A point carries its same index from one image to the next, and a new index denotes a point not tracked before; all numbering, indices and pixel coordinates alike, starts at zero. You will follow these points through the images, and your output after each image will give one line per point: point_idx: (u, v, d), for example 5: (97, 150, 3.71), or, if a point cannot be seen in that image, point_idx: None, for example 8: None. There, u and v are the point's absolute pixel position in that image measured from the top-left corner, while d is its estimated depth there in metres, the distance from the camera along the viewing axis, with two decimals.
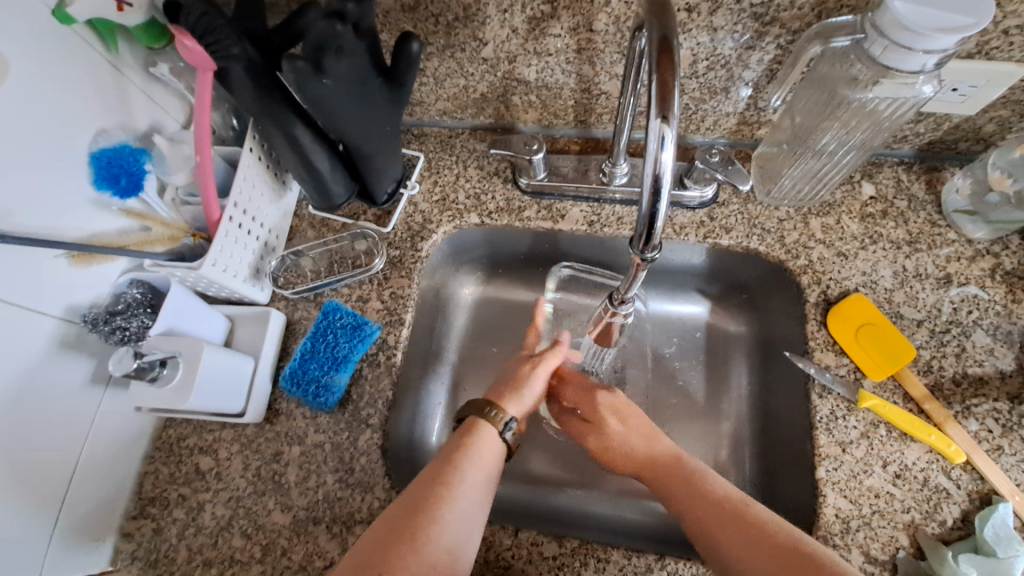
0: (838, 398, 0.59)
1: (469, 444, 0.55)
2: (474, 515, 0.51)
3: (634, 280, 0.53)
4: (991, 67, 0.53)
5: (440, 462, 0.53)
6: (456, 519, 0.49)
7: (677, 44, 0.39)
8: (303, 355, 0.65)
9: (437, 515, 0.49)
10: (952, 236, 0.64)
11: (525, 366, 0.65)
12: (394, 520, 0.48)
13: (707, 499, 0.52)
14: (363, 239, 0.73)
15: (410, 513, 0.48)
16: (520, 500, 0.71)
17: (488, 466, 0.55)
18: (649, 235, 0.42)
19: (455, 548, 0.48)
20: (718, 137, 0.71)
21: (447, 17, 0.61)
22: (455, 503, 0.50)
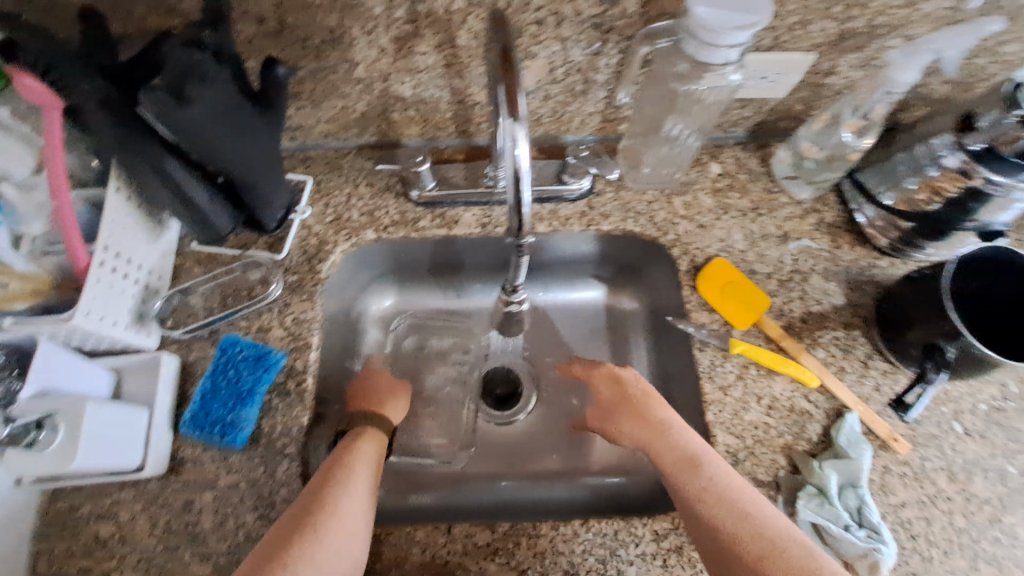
0: (715, 349, 0.68)
1: (356, 448, 0.58)
2: (368, 504, 0.54)
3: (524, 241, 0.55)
4: (785, 57, 0.64)
5: (330, 465, 0.55)
6: (353, 508, 0.52)
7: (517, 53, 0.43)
8: (204, 395, 0.63)
9: (331, 506, 0.51)
10: (785, 200, 0.75)
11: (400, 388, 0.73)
12: (291, 520, 0.50)
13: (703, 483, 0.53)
14: (256, 267, 0.71)
15: (303, 513, 0.50)
16: (462, 499, 0.75)
17: (372, 463, 0.58)
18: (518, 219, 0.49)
19: (356, 535, 0.50)
20: (587, 135, 0.78)
21: (313, 41, 0.62)
22: (348, 494, 0.52)
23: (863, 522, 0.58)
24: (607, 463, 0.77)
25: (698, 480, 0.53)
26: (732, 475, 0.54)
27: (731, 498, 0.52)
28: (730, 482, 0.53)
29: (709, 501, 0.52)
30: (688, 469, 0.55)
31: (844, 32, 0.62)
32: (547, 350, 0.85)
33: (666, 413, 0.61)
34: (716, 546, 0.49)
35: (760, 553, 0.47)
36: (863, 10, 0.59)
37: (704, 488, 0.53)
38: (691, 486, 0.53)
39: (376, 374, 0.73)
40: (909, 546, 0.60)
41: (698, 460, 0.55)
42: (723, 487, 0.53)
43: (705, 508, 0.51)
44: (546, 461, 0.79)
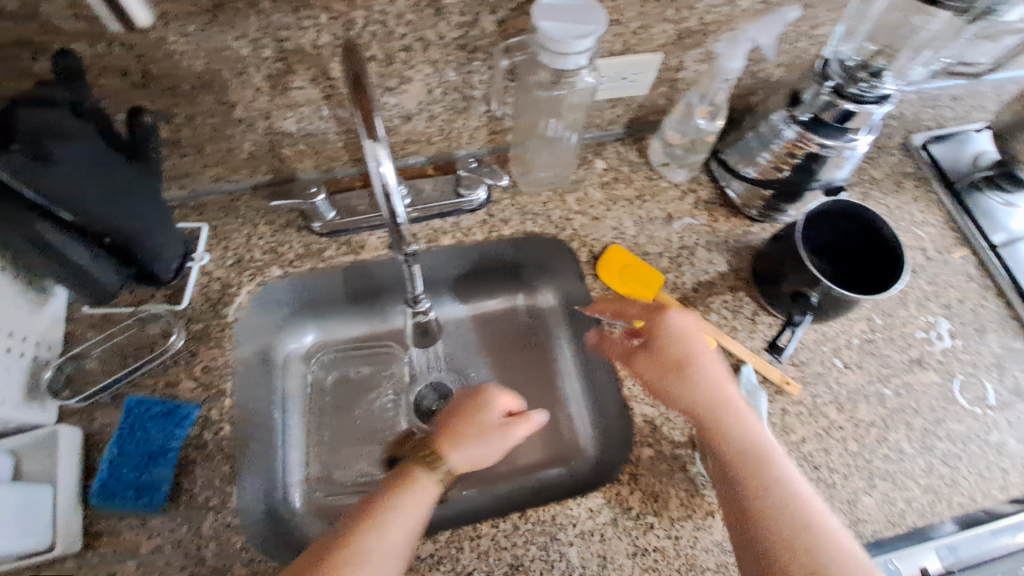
0: (621, 329, 0.73)
1: (399, 491, 0.55)
2: (403, 547, 0.52)
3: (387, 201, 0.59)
4: (637, 58, 0.71)
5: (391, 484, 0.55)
6: (382, 547, 0.51)
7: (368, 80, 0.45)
8: (112, 461, 0.60)
9: (365, 552, 0.50)
10: (665, 184, 0.82)
11: (485, 431, 0.61)
12: (338, 534, 0.52)
13: (766, 485, 0.53)
14: (156, 321, 0.69)
15: (332, 547, 0.50)
16: None
17: (425, 503, 0.55)
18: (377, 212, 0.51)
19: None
20: (479, 148, 0.82)
21: (184, 87, 0.62)
22: (380, 534, 0.51)
23: None
24: (547, 456, 0.81)
25: (756, 475, 0.54)
26: (800, 477, 0.55)
27: (787, 498, 0.52)
28: (789, 482, 0.54)
29: (760, 495, 0.53)
30: (750, 463, 0.55)
31: (682, 32, 0.70)
32: (472, 360, 0.88)
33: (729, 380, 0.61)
34: (756, 538, 0.51)
35: (810, 558, 0.49)
36: (693, 11, 0.67)
37: (761, 483, 0.54)
38: (749, 479, 0.54)
39: (489, 416, 0.63)
40: (813, 476, 0.66)
41: (762, 457, 0.56)
42: (785, 484, 0.53)
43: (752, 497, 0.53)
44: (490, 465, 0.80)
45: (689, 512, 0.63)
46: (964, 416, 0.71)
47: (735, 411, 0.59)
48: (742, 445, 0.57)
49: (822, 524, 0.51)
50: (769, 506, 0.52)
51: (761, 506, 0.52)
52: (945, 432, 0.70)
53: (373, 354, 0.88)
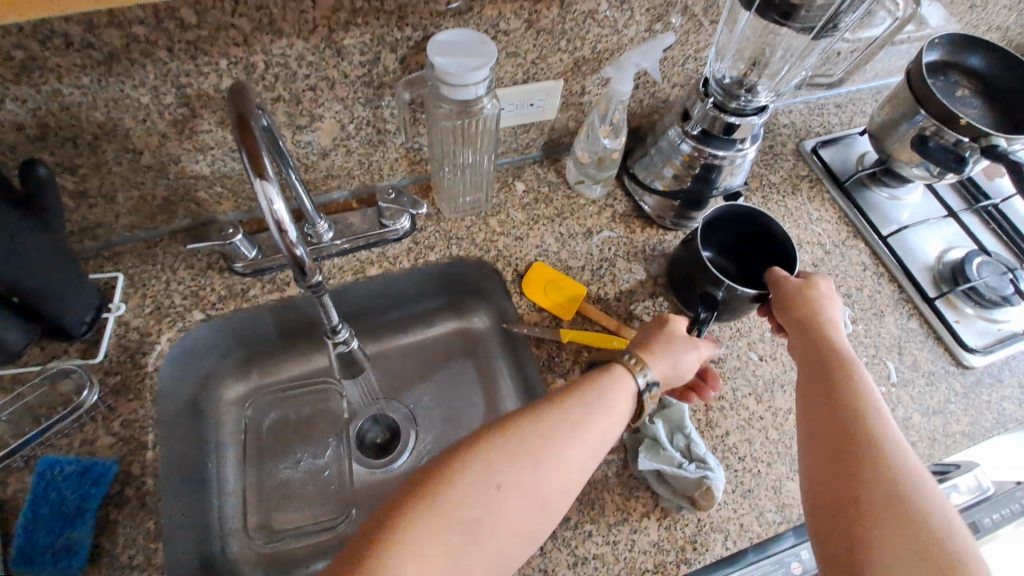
0: (549, 343, 0.75)
1: (603, 395, 0.55)
2: (558, 476, 0.49)
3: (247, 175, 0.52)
4: (540, 86, 0.76)
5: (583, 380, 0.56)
6: (542, 470, 0.48)
7: (254, 120, 0.46)
8: (25, 527, 0.57)
9: (553, 434, 0.50)
10: (583, 201, 0.86)
11: (676, 345, 0.64)
12: (519, 417, 0.51)
13: (881, 455, 0.51)
14: (68, 376, 0.66)
15: (490, 450, 0.48)
16: None
17: (603, 432, 0.53)
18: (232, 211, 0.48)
19: (534, 498, 0.47)
20: (401, 178, 0.84)
21: (85, 138, 0.62)
22: (546, 450, 0.49)
23: (693, 457, 0.66)
24: None
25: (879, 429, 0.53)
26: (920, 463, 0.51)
27: (898, 460, 0.51)
28: (908, 453, 0.52)
29: (872, 442, 0.52)
30: (867, 427, 0.53)
31: (578, 59, 0.75)
32: (412, 385, 0.88)
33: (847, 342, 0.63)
34: (848, 474, 0.51)
35: (899, 519, 0.47)
36: (584, 41, 0.73)
37: (878, 433, 0.52)
38: (867, 436, 0.53)
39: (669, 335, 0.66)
40: (739, 467, 0.69)
41: (887, 428, 0.53)
42: (906, 461, 0.51)
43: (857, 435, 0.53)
44: None
45: (625, 516, 0.65)
46: None
47: (858, 376, 0.58)
48: (864, 391, 0.56)
49: (932, 504, 0.48)
50: (883, 470, 0.50)
51: (877, 467, 0.50)
52: None
53: (310, 390, 0.86)
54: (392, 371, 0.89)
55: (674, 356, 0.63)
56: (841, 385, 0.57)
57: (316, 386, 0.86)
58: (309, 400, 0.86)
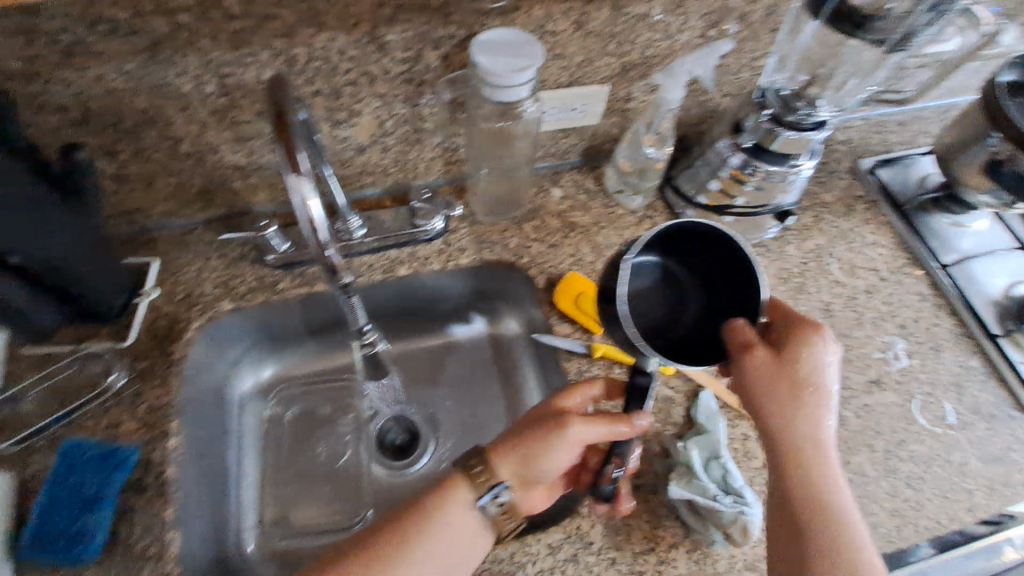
0: (581, 356, 0.73)
1: (444, 509, 0.53)
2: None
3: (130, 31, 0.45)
4: (586, 89, 0.73)
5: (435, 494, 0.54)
6: None
7: (293, 118, 0.46)
8: (43, 510, 0.58)
9: (434, 522, 0.52)
10: (622, 211, 0.83)
11: (533, 449, 0.54)
12: (378, 531, 0.52)
13: (819, 530, 0.51)
14: (97, 359, 0.67)
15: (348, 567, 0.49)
16: None
17: (471, 524, 0.53)
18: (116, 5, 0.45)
19: None
20: (436, 178, 0.83)
21: (127, 124, 0.62)
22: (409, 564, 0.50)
23: (730, 490, 0.62)
24: None
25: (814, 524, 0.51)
26: (862, 526, 0.52)
27: (839, 536, 0.50)
28: (857, 530, 0.51)
29: (815, 519, 0.51)
30: (812, 502, 0.52)
31: (626, 64, 0.72)
32: (435, 389, 0.87)
33: (830, 413, 0.54)
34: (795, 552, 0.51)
35: None
36: (634, 45, 0.69)
37: (818, 510, 0.52)
38: (806, 514, 0.52)
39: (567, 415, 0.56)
40: None
41: (829, 499, 0.52)
42: (846, 534, 0.50)
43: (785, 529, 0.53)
44: None
45: (653, 545, 0.61)
46: (926, 436, 0.71)
47: (819, 450, 0.53)
48: (818, 478, 0.53)
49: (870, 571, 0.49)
50: (819, 546, 0.50)
51: (817, 543, 0.50)
52: (906, 454, 0.70)
53: (335, 387, 0.85)
54: (417, 373, 0.87)
55: (529, 465, 0.54)
56: (794, 476, 0.53)
57: (341, 382, 0.86)
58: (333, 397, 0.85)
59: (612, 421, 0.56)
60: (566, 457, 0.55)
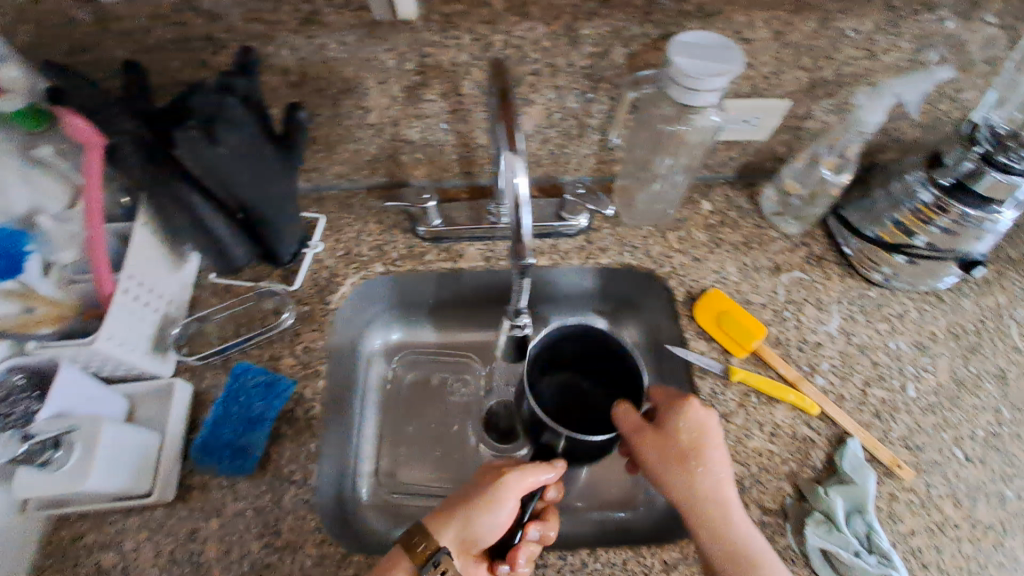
0: (715, 376, 0.71)
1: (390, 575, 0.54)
2: None
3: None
4: (765, 102, 0.70)
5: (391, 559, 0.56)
6: None
7: (514, 98, 0.48)
8: (215, 421, 0.65)
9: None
10: (775, 234, 0.80)
11: (456, 511, 0.58)
12: None
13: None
14: (270, 297, 0.75)
15: None
16: None
17: None
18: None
19: None
20: (584, 175, 0.83)
21: (331, 91, 0.67)
22: None
23: (873, 548, 0.59)
24: (611, 497, 0.78)
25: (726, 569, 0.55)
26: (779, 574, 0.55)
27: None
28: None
29: (732, 568, 0.55)
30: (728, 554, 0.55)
31: (815, 81, 0.68)
32: None
33: (721, 473, 0.59)
34: None
35: None
36: (830, 62, 0.66)
37: (735, 561, 0.55)
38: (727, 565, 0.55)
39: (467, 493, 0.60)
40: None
41: (740, 550, 0.56)
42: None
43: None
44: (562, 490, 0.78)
45: None
46: None
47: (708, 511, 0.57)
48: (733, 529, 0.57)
49: None
50: None
51: None
52: None
53: (452, 360, 0.89)
54: None
55: (454, 522, 0.58)
56: (700, 526, 0.57)
57: (458, 356, 0.89)
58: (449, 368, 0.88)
59: (477, 485, 0.60)
60: (504, 502, 0.58)
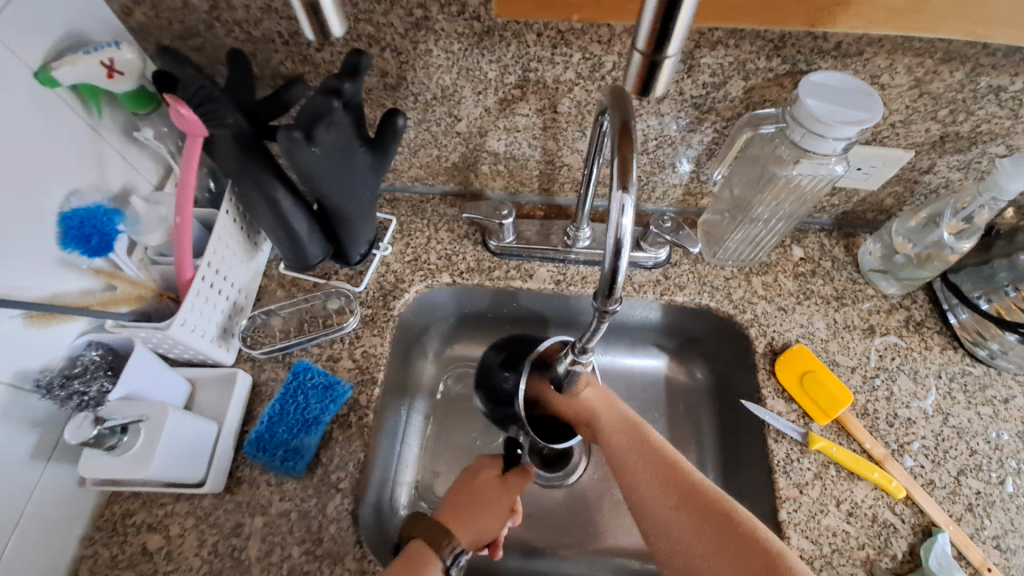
0: (792, 441, 0.65)
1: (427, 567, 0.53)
2: None
3: (664, 77, 0.40)
4: (885, 152, 0.64)
5: (402, 564, 0.53)
6: None
7: (635, 126, 0.46)
8: (270, 418, 0.64)
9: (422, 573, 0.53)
10: (870, 293, 0.74)
11: (465, 508, 0.60)
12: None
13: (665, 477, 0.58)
14: (336, 298, 0.74)
15: None
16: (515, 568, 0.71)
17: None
18: (635, 59, 0.39)
19: None
20: (667, 206, 0.79)
21: (425, 96, 0.66)
22: None
23: None
24: None
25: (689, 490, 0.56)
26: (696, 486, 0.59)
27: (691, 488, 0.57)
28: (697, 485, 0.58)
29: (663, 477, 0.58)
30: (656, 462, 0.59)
31: (947, 134, 0.62)
32: None
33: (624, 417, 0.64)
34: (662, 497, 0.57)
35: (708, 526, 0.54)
36: (969, 116, 0.60)
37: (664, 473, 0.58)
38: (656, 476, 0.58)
39: (466, 487, 0.62)
40: None
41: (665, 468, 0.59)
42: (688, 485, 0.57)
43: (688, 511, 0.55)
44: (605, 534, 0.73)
45: None
46: None
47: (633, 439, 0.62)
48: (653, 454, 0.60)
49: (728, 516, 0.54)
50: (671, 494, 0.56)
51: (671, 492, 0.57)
52: None
53: None
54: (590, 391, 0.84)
55: (468, 517, 0.59)
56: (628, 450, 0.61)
57: None
58: None
59: (475, 482, 0.63)
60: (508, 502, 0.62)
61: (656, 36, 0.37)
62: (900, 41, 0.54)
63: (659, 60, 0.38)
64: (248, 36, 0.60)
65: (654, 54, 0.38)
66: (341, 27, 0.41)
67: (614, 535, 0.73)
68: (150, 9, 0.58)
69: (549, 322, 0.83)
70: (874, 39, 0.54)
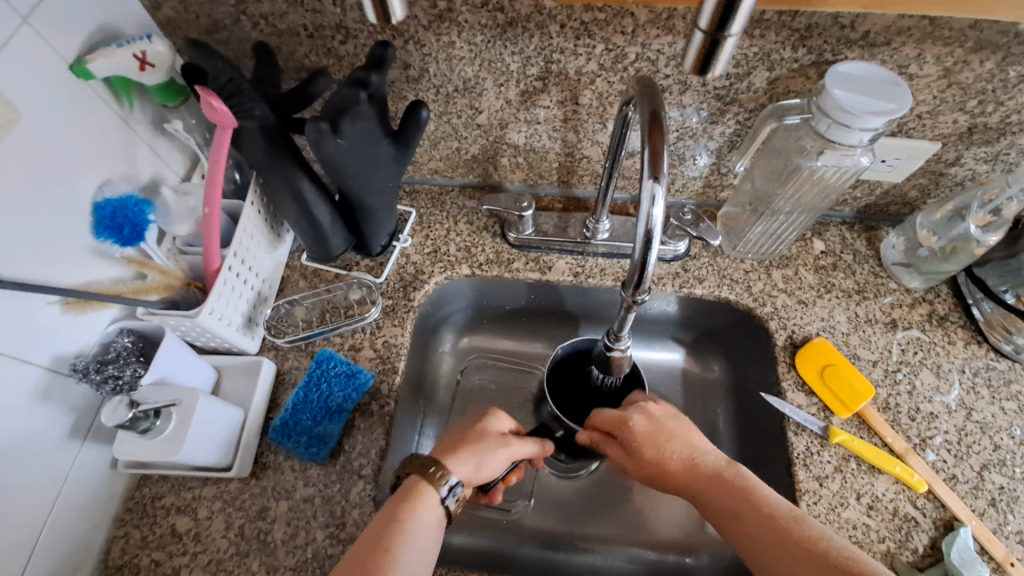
0: (812, 434, 0.65)
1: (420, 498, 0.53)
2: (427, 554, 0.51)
3: (725, 57, 0.40)
4: (911, 143, 0.64)
5: (399, 501, 0.52)
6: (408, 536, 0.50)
7: (665, 120, 0.45)
8: (294, 406, 0.65)
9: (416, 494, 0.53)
10: (892, 287, 0.73)
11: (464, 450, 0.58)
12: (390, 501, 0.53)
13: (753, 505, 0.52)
14: (357, 289, 0.75)
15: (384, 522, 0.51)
16: (532, 557, 0.71)
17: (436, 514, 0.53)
18: (696, 38, 0.39)
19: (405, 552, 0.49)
20: (687, 199, 0.79)
21: (447, 88, 0.66)
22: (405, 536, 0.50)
23: None
24: (671, 538, 0.73)
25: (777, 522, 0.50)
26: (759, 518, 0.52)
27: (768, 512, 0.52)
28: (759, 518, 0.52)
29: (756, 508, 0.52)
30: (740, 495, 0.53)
31: (976, 125, 0.61)
32: None
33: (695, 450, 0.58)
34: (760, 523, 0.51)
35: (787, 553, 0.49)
36: (999, 107, 0.59)
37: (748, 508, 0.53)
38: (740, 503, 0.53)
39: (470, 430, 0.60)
40: None
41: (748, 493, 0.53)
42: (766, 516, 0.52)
43: (756, 539, 0.50)
44: (622, 524, 0.74)
45: None
46: None
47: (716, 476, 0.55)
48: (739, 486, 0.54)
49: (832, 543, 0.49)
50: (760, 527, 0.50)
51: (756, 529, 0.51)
52: None
53: (520, 370, 0.84)
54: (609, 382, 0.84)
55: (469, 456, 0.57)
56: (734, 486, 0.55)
57: (528, 368, 0.84)
58: (516, 375, 0.83)
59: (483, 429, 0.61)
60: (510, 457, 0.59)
61: (720, 13, 0.37)
62: (929, 30, 0.53)
63: (721, 39, 0.38)
64: (274, 29, 0.61)
65: (716, 33, 0.38)
66: (402, 9, 0.41)
67: (631, 526, 0.74)
68: (178, 3, 0.59)
69: (568, 314, 0.83)
70: (903, 27, 0.53)
